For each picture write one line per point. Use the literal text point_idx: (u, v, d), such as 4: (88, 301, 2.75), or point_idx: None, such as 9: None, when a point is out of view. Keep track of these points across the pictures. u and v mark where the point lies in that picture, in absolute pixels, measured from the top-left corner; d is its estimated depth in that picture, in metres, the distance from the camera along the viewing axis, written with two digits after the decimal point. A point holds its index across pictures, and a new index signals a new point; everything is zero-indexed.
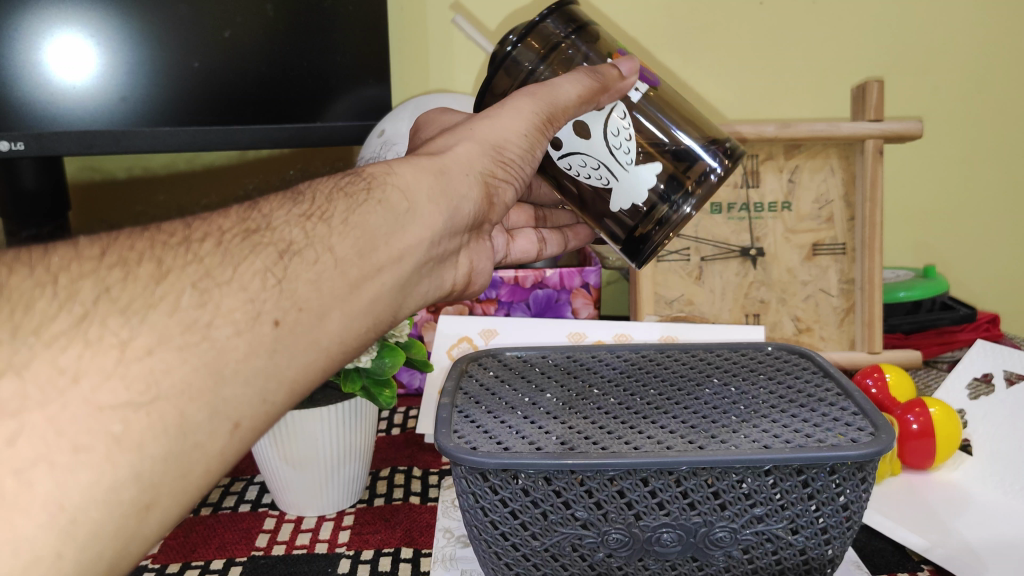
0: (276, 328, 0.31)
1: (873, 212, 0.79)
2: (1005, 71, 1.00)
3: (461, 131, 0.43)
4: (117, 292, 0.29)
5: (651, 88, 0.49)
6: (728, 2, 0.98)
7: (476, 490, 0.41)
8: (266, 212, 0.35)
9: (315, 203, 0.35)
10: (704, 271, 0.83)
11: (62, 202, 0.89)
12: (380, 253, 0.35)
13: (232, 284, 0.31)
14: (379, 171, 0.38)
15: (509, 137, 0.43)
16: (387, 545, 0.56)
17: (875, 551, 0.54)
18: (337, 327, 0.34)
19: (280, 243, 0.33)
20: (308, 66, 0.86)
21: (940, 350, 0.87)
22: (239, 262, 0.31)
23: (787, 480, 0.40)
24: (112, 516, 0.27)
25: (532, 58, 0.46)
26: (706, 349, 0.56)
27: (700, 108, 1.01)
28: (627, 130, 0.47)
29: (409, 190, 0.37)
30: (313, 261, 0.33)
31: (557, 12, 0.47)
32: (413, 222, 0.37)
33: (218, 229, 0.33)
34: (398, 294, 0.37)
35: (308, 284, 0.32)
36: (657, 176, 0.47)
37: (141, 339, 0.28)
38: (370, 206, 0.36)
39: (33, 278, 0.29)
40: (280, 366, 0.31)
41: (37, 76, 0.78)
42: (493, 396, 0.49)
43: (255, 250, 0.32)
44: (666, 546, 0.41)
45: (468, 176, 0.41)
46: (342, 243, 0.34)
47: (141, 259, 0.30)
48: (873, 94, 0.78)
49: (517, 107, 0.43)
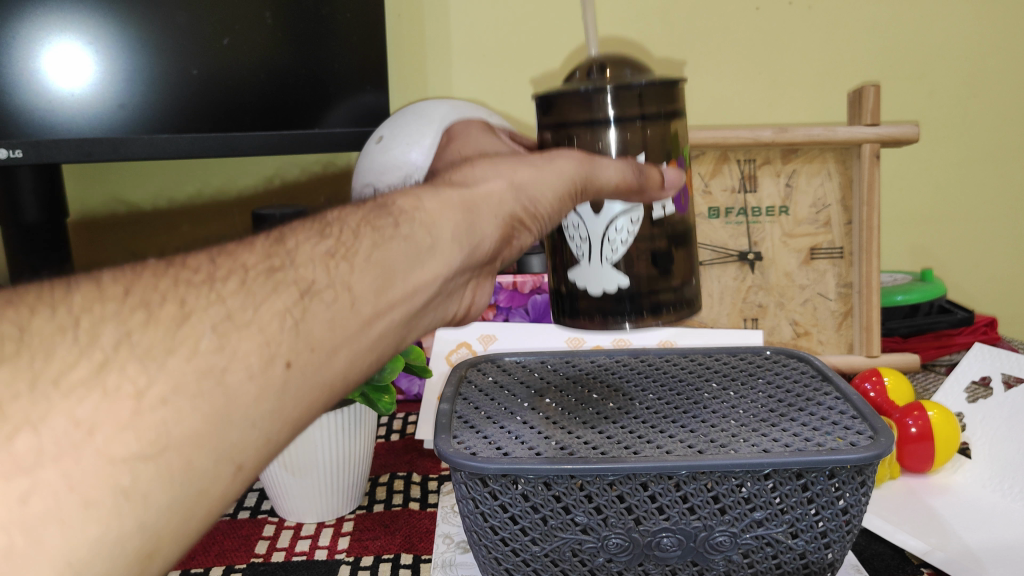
0: (288, 370, 0.30)
1: (870, 216, 0.79)
2: (1002, 72, 1.00)
3: (500, 168, 0.41)
4: (137, 337, 0.27)
5: (676, 211, 0.46)
6: (724, 7, 0.99)
7: (476, 495, 0.41)
8: (291, 245, 0.33)
9: (341, 239, 0.34)
10: (702, 275, 0.84)
11: (60, 200, 0.87)
12: (396, 289, 0.34)
13: (252, 326, 0.29)
14: (408, 204, 0.37)
15: (545, 192, 0.42)
16: (387, 552, 0.56)
17: (874, 555, 0.54)
18: (345, 363, 0.32)
19: (300, 281, 0.31)
20: (308, 74, 0.86)
21: (938, 354, 0.88)
22: (261, 302, 0.30)
23: (786, 483, 0.40)
24: (114, 567, 0.26)
25: (616, 109, 0.43)
26: (706, 354, 0.56)
27: (697, 118, 1.02)
28: (629, 233, 0.45)
29: (434, 226, 0.37)
30: (332, 301, 0.32)
31: (663, 87, 0.43)
32: (432, 259, 0.36)
33: (241, 267, 0.31)
34: (404, 330, 0.36)
35: (325, 323, 0.31)
36: (619, 288, 0.46)
37: (156, 384, 0.27)
38: (396, 241, 0.35)
39: (54, 322, 0.27)
40: (287, 409, 0.30)
41: (35, 84, 0.77)
42: (491, 401, 0.49)
43: (276, 289, 0.31)
44: (665, 550, 0.41)
45: (492, 219, 0.40)
46: (361, 279, 0.33)
47: (163, 299, 0.29)
48: (870, 99, 0.79)
49: (560, 166, 0.42)
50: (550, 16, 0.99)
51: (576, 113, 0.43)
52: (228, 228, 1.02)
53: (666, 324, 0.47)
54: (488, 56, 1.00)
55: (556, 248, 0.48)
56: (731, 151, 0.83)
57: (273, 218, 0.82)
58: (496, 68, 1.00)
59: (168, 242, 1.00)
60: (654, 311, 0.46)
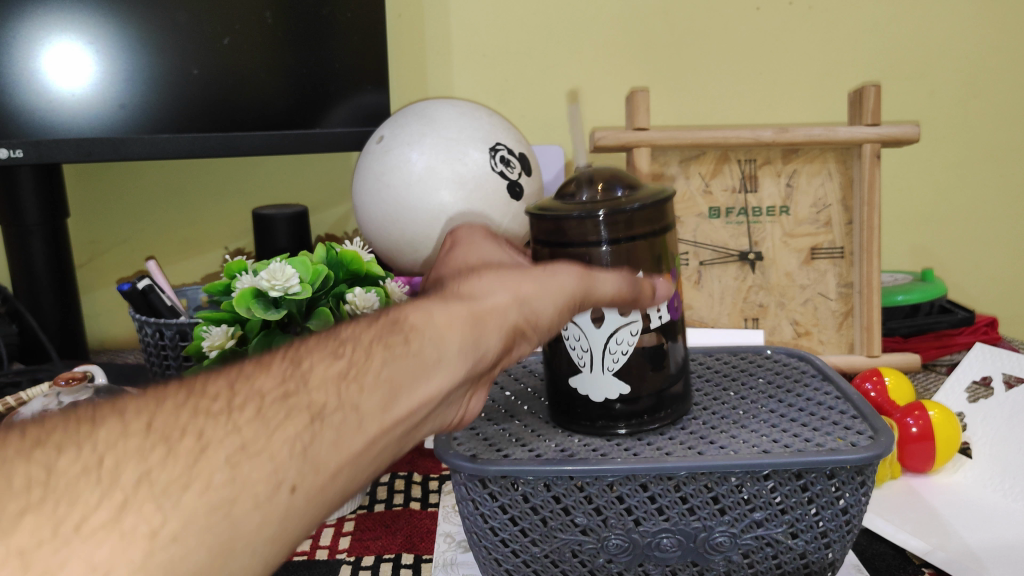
0: (294, 495, 0.28)
1: (871, 216, 0.79)
2: (1002, 73, 1.00)
3: (506, 280, 0.38)
4: (157, 475, 0.25)
5: (671, 320, 0.45)
6: (723, 7, 0.99)
7: (476, 497, 0.41)
8: (306, 366, 0.31)
9: (352, 359, 0.32)
10: (702, 275, 0.84)
11: (60, 199, 0.87)
12: (400, 407, 0.32)
13: (267, 450, 0.27)
14: (415, 320, 0.34)
15: (549, 307, 0.39)
16: (387, 552, 0.56)
17: (875, 555, 0.54)
18: (348, 483, 0.30)
19: (312, 405, 0.29)
20: (309, 74, 0.86)
21: (939, 353, 0.88)
22: (275, 427, 0.28)
23: (786, 484, 0.41)
24: None
25: (607, 228, 0.42)
26: (706, 354, 0.57)
27: (696, 118, 1.02)
28: (630, 343, 0.43)
29: (441, 341, 0.34)
30: (341, 422, 0.29)
31: (651, 207, 0.42)
32: (438, 373, 0.33)
33: (258, 392, 0.29)
34: (401, 445, 0.33)
35: (330, 445, 0.29)
36: (620, 396, 0.43)
37: (169, 523, 0.25)
38: (407, 358, 0.32)
39: (79, 461, 0.25)
40: (290, 533, 0.28)
41: (35, 84, 0.77)
42: (492, 403, 0.49)
43: (289, 414, 0.28)
44: (666, 551, 0.41)
45: (497, 329, 0.36)
46: (369, 398, 0.31)
47: (183, 432, 0.27)
48: (870, 99, 0.79)
49: (564, 282, 0.39)
50: (550, 16, 0.99)
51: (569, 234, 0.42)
52: (229, 229, 1.01)
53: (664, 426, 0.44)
54: (488, 57, 1.00)
55: (553, 355, 0.45)
56: (732, 152, 0.83)
57: (277, 219, 0.82)
58: (496, 68, 1.00)
59: (168, 243, 1.00)
60: (660, 410, 0.44)
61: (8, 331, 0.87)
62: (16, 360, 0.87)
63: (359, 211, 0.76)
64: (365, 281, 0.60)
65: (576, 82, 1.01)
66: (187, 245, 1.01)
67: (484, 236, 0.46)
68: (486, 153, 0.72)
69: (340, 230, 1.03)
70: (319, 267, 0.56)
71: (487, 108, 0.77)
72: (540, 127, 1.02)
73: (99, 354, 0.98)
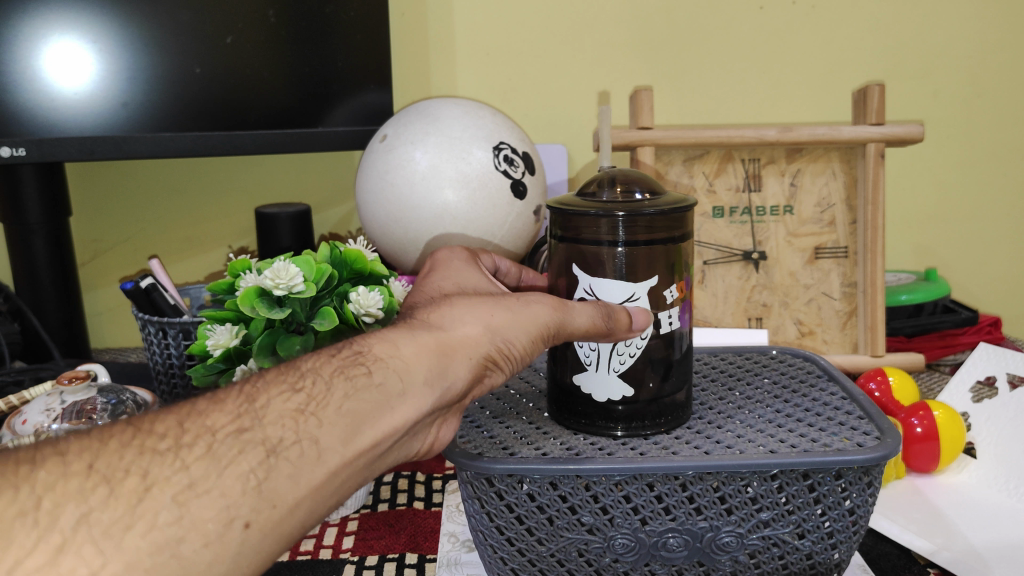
0: (246, 531, 0.30)
1: (875, 216, 0.79)
2: (1005, 72, 1.00)
3: (477, 309, 0.40)
4: (96, 515, 0.29)
5: (680, 329, 0.45)
6: (727, 6, 0.98)
7: (481, 495, 0.41)
8: (262, 403, 0.33)
9: (313, 391, 0.34)
10: (706, 274, 0.83)
11: (60, 194, 0.86)
12: (364, 437, 0.34)
13: (212, 491, 0.30)
14: (383, 349, 0.37)
15: (519, 335, 0.41)
16: (392, 552, 0.56)
17: (881, 555, 0.54)
18: (304, 515, 0.32)
19: (266, 441, 0.32)
20: (312, 72, 0.86)
21: (942, 353, 0.88)
22: (225, 465, 0.31)
23: (793, 484, 0.40)
24: None
25: (626, 232, 0.42)
26: (711, 354, 0.56)
27: (702, 117, 1.02)
28: (639, 345, 0.43)
29: (407, 371, 0.36)
30: (297, 456, 0.32)
31: (672, 215, 0.42)
32: (403, 403, 0.36)
33: (209, 430, 0.32)
34: (365, 474, 0.35)
35: (286, 479, 0.31)
36: (624, 398, 0.43)
37: (109, 565, 0.28)
38: (368, 391, 0.35)
39: (16, 504, 0.29)
40: (242, 567, 0.31)
41: (37, 83, 0.77)
42: (498, 402, 0.49)
43: (241, 452, 0.31)
44: (672, 551, 0.41)
45: (467, 362, 0.39)
46: (329, 433, 0.33)
47: (126, 472, 0.30)
48: (874, 98, 0.79)
49: (533, 311, 0.41)
50: (554, 14, 0.99)
51: (587, 231, 0.42)
52: (231, 228, 1.01)
53: (668, 429, 0.44)
54: (491, 56, 1.00)
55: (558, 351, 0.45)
56: (735, 151, 0.82)
57: (279, 218, 0.82)
58: (500, 67, 1.00)
59: (169, 243, 1.00)
60: (661, 417, 0.44)
61: (10, 329, 0.86)
62: (17, 359, 0.87)
63: (360, 210, 0.76)
64: (368, 280, 0.60)
65: (581, 81, 1.01)
66: (189, 244, 1.01)
67: (463, 259, 0.47)
68: (489, 152, 0.72)
69: (343, 229, 1.02)
70: (323, 266, 0.56)
71: (491, 107, 0.77)
72: (544, 126, 1.02)
73: (101, 354, 0.98)
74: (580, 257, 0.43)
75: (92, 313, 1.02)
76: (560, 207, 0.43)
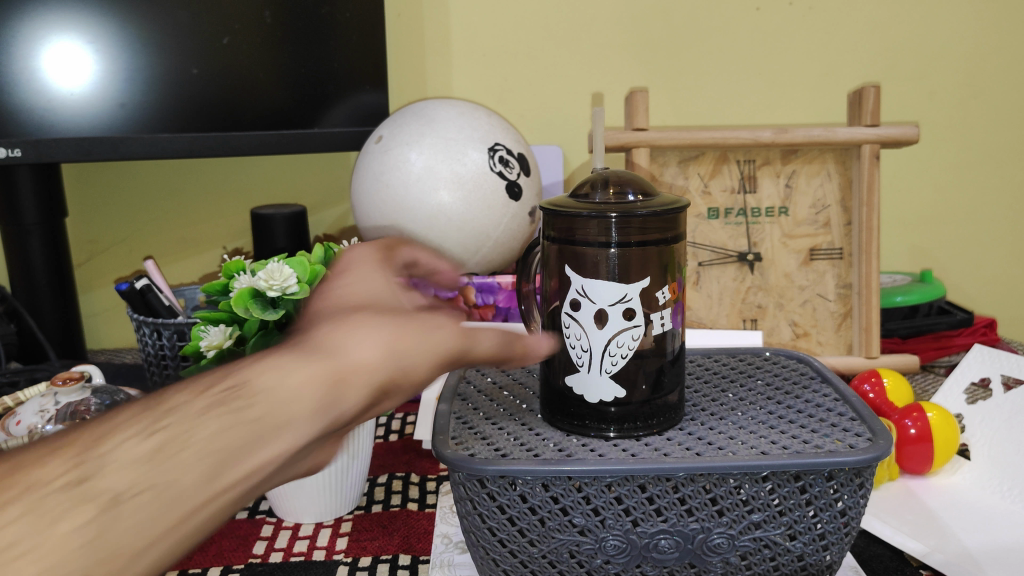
0: None
1: (870, 217, 0.80)
2: (1001, 74, 1.00)
3: (382, 327, 0.32)
4: None
5: (672, 330, 0.45)
6: (723, 7, 0.98)
7: (473, 497, 0.41)
8: (105, 446, 0.27)
9: (167, 429, 0.27)
10: (701, 276, 0.83)
11: (58, 197, 0.87)
12: (232, 473, 0.27)
13: (38, 547, 0.24)
14: (262, 375, 0.29)
15: (429, 360, 0.33)
16: (385, 553, 0.56)
17: (873, 556, 0.54)
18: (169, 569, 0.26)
19: (104, 491, 0.25)
20: (308, 73, 0.86)
21: (938, 355, 0.88)
22: (52, 518, 0.24)
23: (784, 485, 0.41)
24: None
25: (619, 233, 0.42)
26: (704, 355, 0.57)
27: (698, 118, 1.02)
28: (631, 346, 0.43)
29: (285, 401, 0.29)
30: (141, 506, 0.26)
31: (665, 215, 0.42)
32: (277, 439, 0.28)
33: (43, 477, 0.26)
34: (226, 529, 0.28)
35: (129, 531, 0.25)
36: (616, 399, 0.43)
37: None
38: (238, 426, 0.28)
39: None
40: None
41: (35, 83, 0.77)
42: (490, 403, 0.49)
43: (70, 505, 0.25)
44: (663, 552, 0.41)
45: (361, 391, 0.31)
46: (182, 476, 0.26)
47: None
48: (870, 100, 0.79)
49: (445, 332, 0.34)
50: (550, 15, 0.99)
51: (581, 232, 0.42)
52: (226, 228, 1.01)
53: (661, 430, 0.44)
54: (488, 57, 1.00)
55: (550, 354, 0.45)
56: (731, 152, 0.82)
57: (276, 218, 0.82)
58: (496, 68, 1.00)
59: (166, 243, 1.00)
60: (653, 418, 0.44)
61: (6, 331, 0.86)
62: (13, 360, 0.87)
63: (356, 210, 0.76)
64: None
65: (577, 82, 1.01)
66: (185, 244, 1.00)
67: (377, 262, 0.38)
68: (484, 153, 0.72)
69: (339, 229, 1.02)
70: (317, 267, 0.56)
71: (487, 109, 0.77)
72: (540, 127, 1.02)
73: (97, 354, 0.98)
74: (573, 259, 0.43)
75: (89, 313, 1.02)
76: (553, 208, 0.43)
